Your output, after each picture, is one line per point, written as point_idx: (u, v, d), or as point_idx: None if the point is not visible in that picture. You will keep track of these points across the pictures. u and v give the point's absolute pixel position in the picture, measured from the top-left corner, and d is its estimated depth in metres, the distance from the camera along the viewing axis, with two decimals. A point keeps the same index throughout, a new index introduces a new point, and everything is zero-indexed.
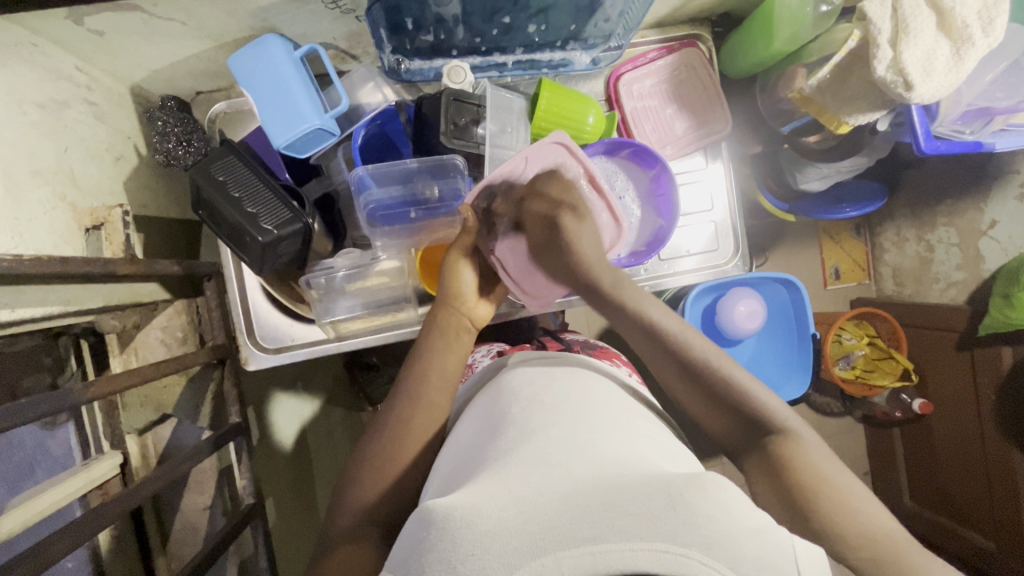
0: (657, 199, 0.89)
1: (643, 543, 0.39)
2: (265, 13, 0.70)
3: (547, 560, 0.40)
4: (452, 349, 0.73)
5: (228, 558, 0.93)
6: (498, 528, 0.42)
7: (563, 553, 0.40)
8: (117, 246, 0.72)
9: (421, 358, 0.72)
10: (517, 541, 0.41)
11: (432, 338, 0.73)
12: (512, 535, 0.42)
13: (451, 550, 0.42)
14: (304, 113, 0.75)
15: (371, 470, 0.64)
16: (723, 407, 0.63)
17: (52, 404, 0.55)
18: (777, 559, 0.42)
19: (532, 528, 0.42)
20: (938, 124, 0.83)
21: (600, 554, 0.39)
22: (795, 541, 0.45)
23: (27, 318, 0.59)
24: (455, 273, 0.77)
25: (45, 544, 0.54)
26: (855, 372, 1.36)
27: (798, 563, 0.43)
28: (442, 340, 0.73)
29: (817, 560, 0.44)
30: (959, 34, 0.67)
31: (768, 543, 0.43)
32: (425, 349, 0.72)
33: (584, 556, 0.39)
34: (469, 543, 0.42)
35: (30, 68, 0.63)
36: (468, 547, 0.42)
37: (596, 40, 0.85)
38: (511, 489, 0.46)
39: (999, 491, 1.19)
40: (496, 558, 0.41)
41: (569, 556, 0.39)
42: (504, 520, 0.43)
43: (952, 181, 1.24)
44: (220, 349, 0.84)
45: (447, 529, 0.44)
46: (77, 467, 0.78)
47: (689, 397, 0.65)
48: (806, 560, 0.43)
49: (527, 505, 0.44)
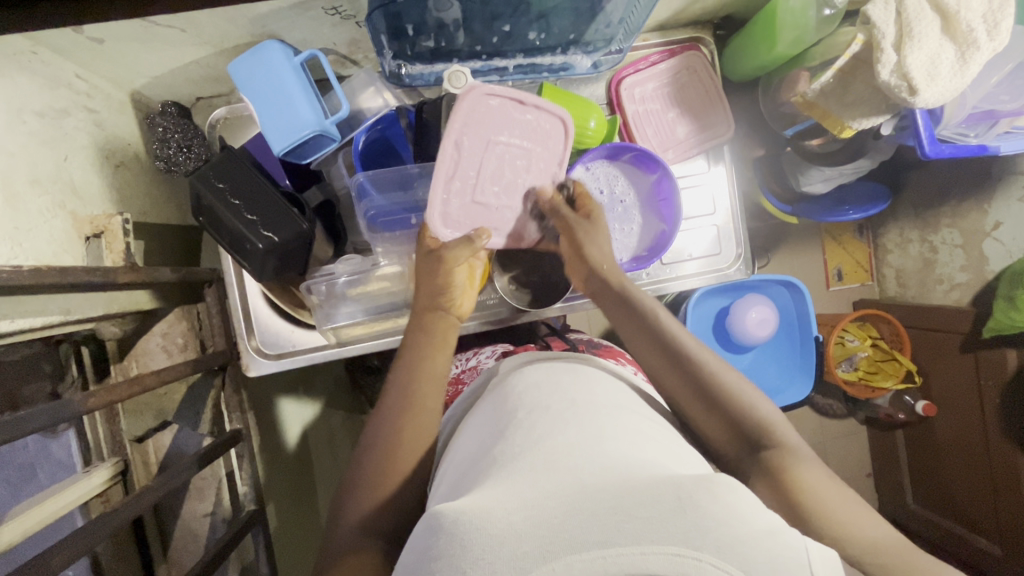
0: (659, 205, 0.89)
1: (655, 547, 0.39)
2: (265, 20, 0.70)
3: (557, 565, 0.39)
4: (440, 351, 0.72)
5: (229, 563, 0.92)
6: (508, 533, 0.42)
7: (573, 557, 0.39)
8: (117, 254, 0.70)
9: (409, 362, 0.71)
10: (527, 545, 0.40)
11: (418, 344, 0.72)
12: (522, 539, 0.41)
13: (461, 556, 0.41)
14: (304, 120, 0.75)
15: (371, 482, 0.63)
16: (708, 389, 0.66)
17: (54, 415, 0.54)
18: (789, 563, 0.41)
19: (541, 531, 0.41)
20: (943, 127, 0.83)
21: (611, 558, 0.39)
22: (806, 543, 0.44)
23: (25, 327, 0.59)
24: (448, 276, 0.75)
25: (46, 556, 0.53)
26: (859, 374, 1.35)
27: (811, 565, 0.43)
28: (434, 346, 0.72)
29: (828, 562, 0.44)
30: (963, 38, 0.67)
31: (780, 546, 0.42)
32: (408, 364, 0.71)
33: (595, 560, 0.39)
34: (479, 548, 0.41)
35: (29, 76, 0.63)
36: (477, 551, 0.41)
37: (598, 44, 0.84)
38: (521, 493, 0.45)
39: (1002, 491, 1.19)
40: (507, 562, 0.40)
41: (579, 560, 0.39)
42: (514, 526, 0.42)
43: (956, 183, 1.24)
44: (220, 356, 0.83)
45: (456, 534, 0.43)
46: (76, 475, 0.77)
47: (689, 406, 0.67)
48: (817, 560, 0.43)
49: (536, 509, 0.43)
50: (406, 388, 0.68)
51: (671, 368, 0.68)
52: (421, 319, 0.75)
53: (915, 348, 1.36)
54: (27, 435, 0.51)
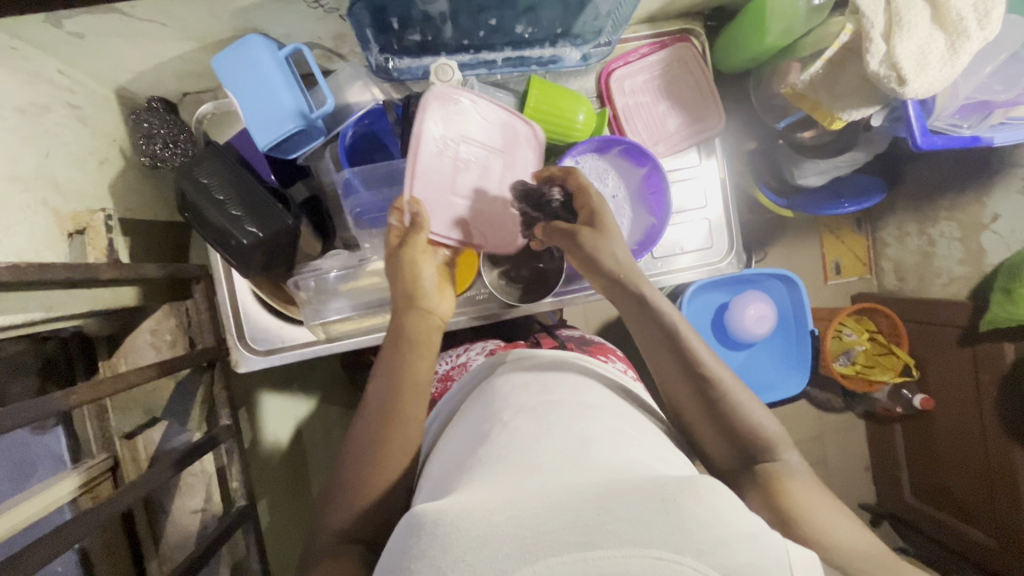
0: (649, 198, 0.88)
1: (637, 549, 0.39)
2: (247, 14, 0.69)
3: (539, 567, 0.39)
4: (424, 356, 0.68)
5: (220, 559, 0.92)
6: (489, 533, 0.41)
7: (554, 559, 0.39)
8: (99, 251, 0.71)
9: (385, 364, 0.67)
10: (509, 546, 0.40)
11: (399, 349, 0.67)
12: (503, 540, 0.41)
13: (440, 556, 0.41)
14: (287, 114, 0.74)
15: (357, 483, 0.63)
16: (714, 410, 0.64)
17: (34, 411, 0.54)
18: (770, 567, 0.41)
19: (523, 532, 0.41)
20: (935, 118, 0.82)
21: (592, 560, 0.39)
22: (787, 545, 0.44)
23: (7, 325, 0.59)
24: (414, 271, 0.70)
25: (28, 552, 0.53)
26: (856, 368, 1.34)
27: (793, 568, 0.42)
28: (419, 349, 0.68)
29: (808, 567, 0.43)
30: (954, 27, 0.66)
31: (761, 549, 0.42)
32: (394, 365, 0.67)
33: (576, 562, 0.39)
34: (459, 548, 0.41)
35: (8, 72, 0.62)
36: (458, 552, 0.41)
37: (586, 36, 0.84)
38: (503, 493, 0.44)
39: (1001, 486, 1.18)
40: (487, 564, 0.40)
41: (561, 562, 0.39)
42: (495, 525, 0.41)
43: (955, 175, 1.23)
44: (208, 351, 0.83)
45: (436, 535, 0.42)
46: (65, 472, 0.77)
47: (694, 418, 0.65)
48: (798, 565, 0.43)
49: (518, 508, 0.42)
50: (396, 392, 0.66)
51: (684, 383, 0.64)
52: (398, 317, 0.69)
53: (913, 342, 1.35)
54: (6, 431, 0.51)
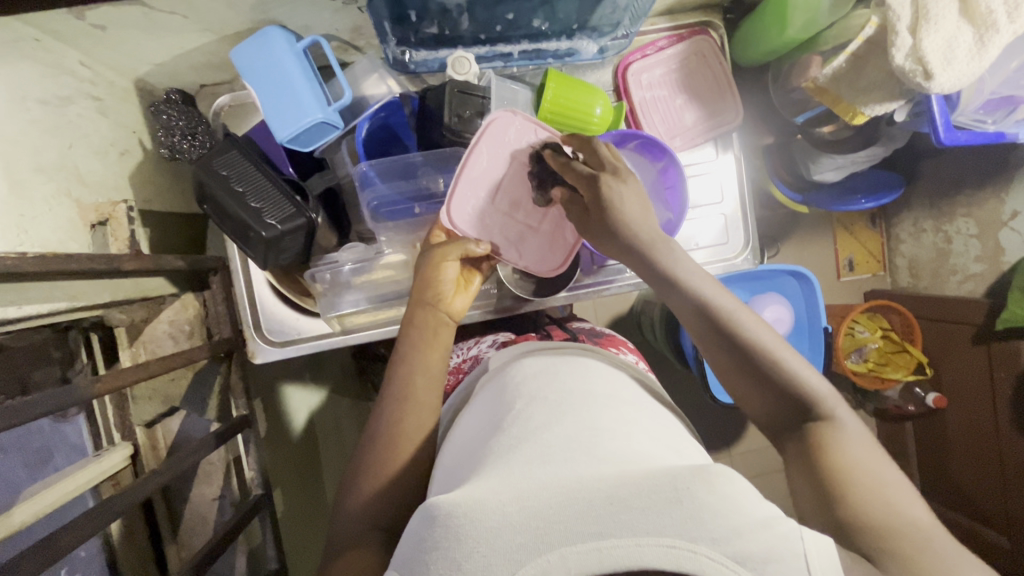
0: (665, 192, 0.87)
1: (650, 538, 0.38)
2: (266, 6, 0.69)
3: (553, 557, 0.39)
4: (434, 348, 0.71)
5: (237, 545, 0.94)
6: (502, 524, 0.41)
7: (568, 548, 0.39)
8: (122, 242, 0.71)
9: (404, 357, 0.70)
10: (522, 537, 0.40)
11: (410, 336, 0.71)
12: (517, 530, 0.40)
13: (456, 548, 0.41)
14: (307, 107, 0.74)
15: (371, 472, 0.63)
16: (759, 390, 0.63)
17: (59, 400, 0.55)
18: (788, 556, 0.40)
19: (537, 523, 0.40)
20: (958, 113, 0.80)
21: (606, 550, 0.38)
22: (802, 535, 0.43)
23: (32, 314, 0.60)
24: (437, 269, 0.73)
25: (55, 536, 0.54)
26: (869, 365, 1.31)
27: (807, 556, 0.41)
28: (424, 340, 0.71)
29: (825, 555, 0.42)
30: (982, 20, 0.65)
31: (776, 536, 0.41)
32: (405, 351, 0.70)
33: (590, 552, 0.38)
34: (474, 539, 0.41)
35: (32, 64, 0.63)
36: (472, 543, 0.41)
37: (604, 29, 0.83)
38: (517, 485, 0.44)
39: (1013, 481, 1.18)
40: (502, 555, 0.40)
41: (575, 552, 0.39)
42: (509, 516, 0.41)
43: (974, 171, 1.20)
44: (225, 343, 0.84)
45: (451, 526, 0.42)
46: (88, 458, 0.78)
47: (722, 366, 0.65)
48: (814, 553, 0.42)
49: (531, 499, 0.42)
50: (407, 382, 0.68)
51: (715, 341, 0.64)
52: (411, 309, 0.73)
53: (927, 339, 1.34)
54: (31, 420, 0.52)
